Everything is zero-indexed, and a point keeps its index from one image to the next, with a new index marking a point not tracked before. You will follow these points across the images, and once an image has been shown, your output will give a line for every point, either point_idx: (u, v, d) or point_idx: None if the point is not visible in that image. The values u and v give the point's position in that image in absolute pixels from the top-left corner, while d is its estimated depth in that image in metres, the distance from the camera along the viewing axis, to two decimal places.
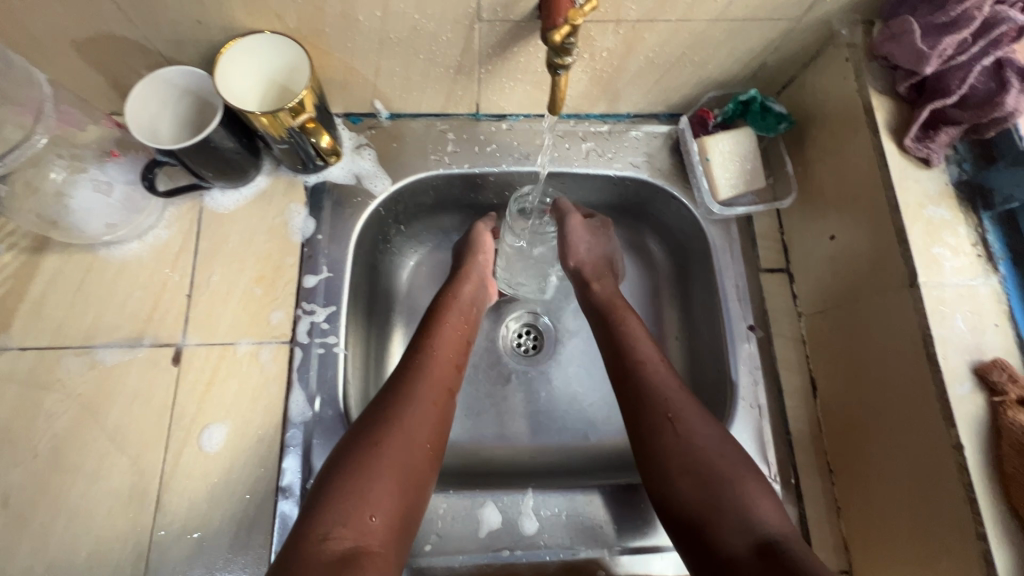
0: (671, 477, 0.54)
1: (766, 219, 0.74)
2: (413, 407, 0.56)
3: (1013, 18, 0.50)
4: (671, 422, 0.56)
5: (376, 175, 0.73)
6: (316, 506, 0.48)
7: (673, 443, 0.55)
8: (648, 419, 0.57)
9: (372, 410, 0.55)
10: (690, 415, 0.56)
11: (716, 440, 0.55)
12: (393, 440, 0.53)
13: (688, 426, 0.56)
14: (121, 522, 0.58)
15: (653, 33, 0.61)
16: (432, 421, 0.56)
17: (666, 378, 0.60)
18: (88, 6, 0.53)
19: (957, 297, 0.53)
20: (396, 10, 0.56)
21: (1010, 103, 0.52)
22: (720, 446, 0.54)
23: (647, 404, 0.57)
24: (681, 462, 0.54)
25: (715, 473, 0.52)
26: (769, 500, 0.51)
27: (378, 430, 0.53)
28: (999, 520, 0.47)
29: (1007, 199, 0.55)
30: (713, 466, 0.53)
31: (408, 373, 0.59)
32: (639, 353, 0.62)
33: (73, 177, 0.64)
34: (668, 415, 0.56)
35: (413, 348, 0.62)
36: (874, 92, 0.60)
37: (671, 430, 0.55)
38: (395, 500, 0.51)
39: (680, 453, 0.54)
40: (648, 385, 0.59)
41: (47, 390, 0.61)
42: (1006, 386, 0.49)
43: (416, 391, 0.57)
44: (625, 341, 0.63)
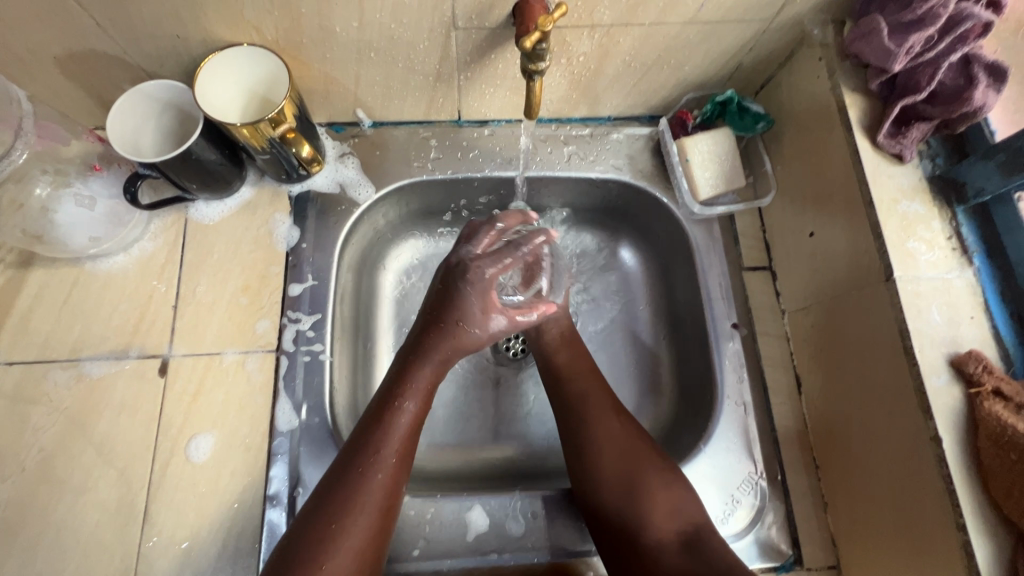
0: (596, 475, 0.58)
1: (748, 218, 0.75)
2: (376, 471, 0.52)
3: (978, 14, 0.51)
4: (588, 423, 0.60)
5: (360, 183, 0.73)
6: None
7: (596, 443, 0.59)
8: (574, 429, 0.61)
9: (318, 508, 0.50)
10: (604, 420, 0.60)
11: (632, 437, 0.60)
12: (338, 537, 0.49)
13: (604, 431, 0.60)
14: (110, 533, 0.58)
15: (628, 37, 0.61)
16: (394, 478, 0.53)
17: (575, 368, 0.65)
18: (68, 23, 0.54)
19: (932, 290, 0.54)
20: (372, 20, 0.57)
21: (977, 98, 0.53)
22: (637, 444, 0.59)
23: (569, 406, 0.62)
24: (606, 459, 0.58)
25: (637, 469, 0.57)
26: (683, 485, 0.57)
27: (322, 529, 0.49)
28: (977, 511, 0.48)
29: (979, 191, 0.55)
30: (632, 461, 0.58)
31: (371, 428, 0.54)
32: (557, 361, 0.65)
33: (57, 193, 0.64)
34: (585, 417, 0.61)
35: (383, 396, 0.56)
36: (846, 90, 0.60)
37: (591, 431, 0.60)
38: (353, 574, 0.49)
39: (602, 450, 0.59)
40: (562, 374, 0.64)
41: (34, 404, 0.62)
42: (981, 378, 0.49)
43: (379, 452, 0.53)
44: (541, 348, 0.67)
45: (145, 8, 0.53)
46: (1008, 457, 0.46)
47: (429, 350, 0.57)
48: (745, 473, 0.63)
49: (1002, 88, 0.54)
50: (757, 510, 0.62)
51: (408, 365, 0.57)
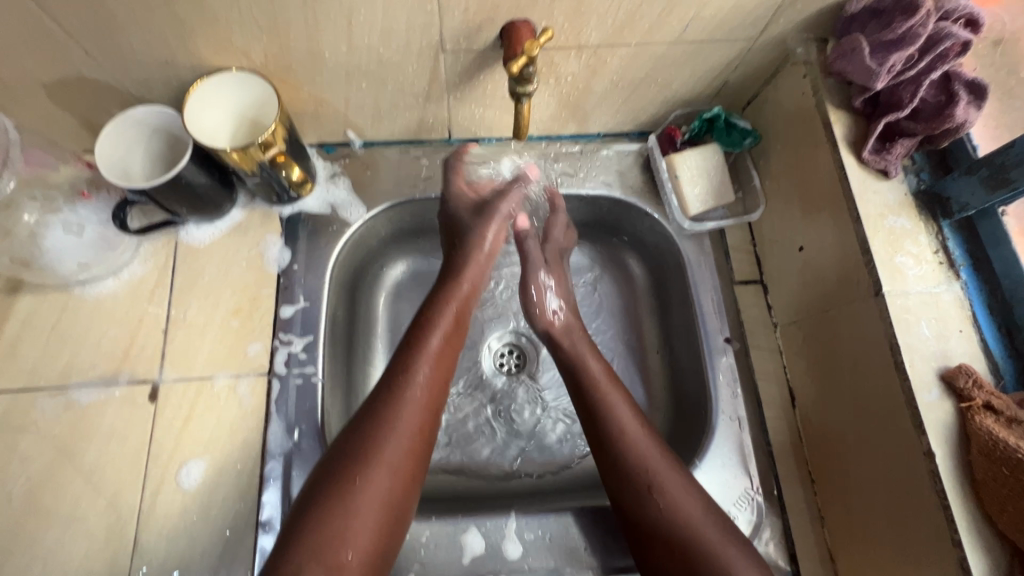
0: (656, 543, 0.53)
1: (738, 232, 0.75)
2: (393, 433, 0.52)
3: (956, 34, 0.52)
4: (649, 488, 0.54)
5: (351, 203, 0.73)
6: (292, 539, 0.46)
7: (653, 511, 0.53)
8: (629, 490, 0.55)
9: (348, 440, 0.52)
10: (668, 479, 0.54)
11: (695, 503, 0.53)
12: (371, 474, 0.49)
13: (670, 496, 0.54)
14: (98, 563, 0.57)
15: (615, 57, 0.62)
16: (416, 442, 0.53)
17: (629, 418, 0.59)
18: (56, 50, 0.54)
19: (921, 304, 0.54)
20: (361, 44, 0.57)
21: (959, 115, 0.54)
22: (698, 513, 0.53)
23: (614, 450, 0.57)
24: (665, 530, 0.52)
25: (698, 540, 0.51)
26: (753, 568, 0.50)
27: (356, 463, 0.50)
28: (972, 525, 0.48)
29: (963, 207, 0.55)
30: (691, 529, 0.52)
31: (385, 400, 0.54)
32: (619, 422, 0.58)
33: (45, 218, 0.65)
34: (647, 483, 0.54)
35: (395, 368, 0.57)
36: (831, 107, 0.61)
37: (653, 501, 0.54)
38: (373, 533, 0.48)
39: (660, 518, 0.53)
40: (611, 423, 0.58)
41: (21, 433, 0.61)
42: (972, 392, 0.50)
43: (395, 420, 0.53)
44: (603, 415, 0.59)
45: (133, 34, 0.53)
46: (1001, 471, 0.46)
47: (433, 325, 0.61)
48: (743, 489, 0.63)
49: (983, 104, 0.54)
50: (755, 527, 0.61)
51: (419, 343, 0.59)
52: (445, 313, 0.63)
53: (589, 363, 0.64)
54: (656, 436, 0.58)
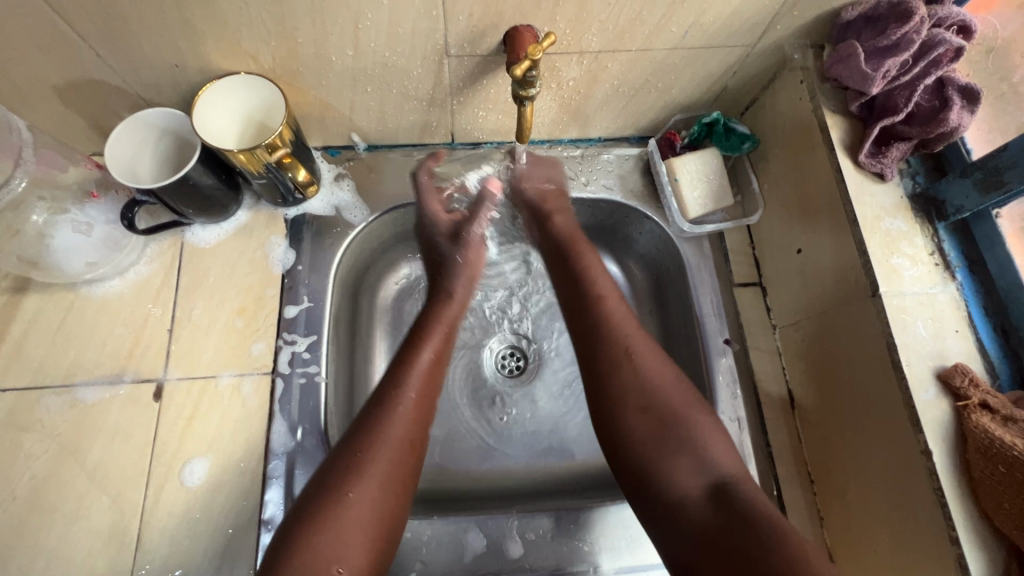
0: (628, 411, 0.55)
1: (737, 235, 0.76)
2: (383, 446, 0.52)
3: (949, 41, 0.53)
4: (631, 358, 0.57)
5: (355, 205, 0.74)
6: (280, 558, 0.46)
7: (630, 377, 0.56)
8: (605, 362, 0.57)
9: (340, 453, 0.52)
10: (645, 353, 0.57)
11: (674, 379, 0.56)
12: (362, 490, 0.49)
13: (647, 363, 0.56)
14: (101, 559, 0.58)
15: (615, 63, 0.63)
16: (404, 451, 0.53)
17: (623, 316, 0.61)
18: (67, 52, 0.55)
19: (918, 305, 0.55)
20: (367, 49, 0.58)
21: (953, 119, 0.55)
22: (675, 384, 0.56)
23: (605, 342, 0.58)
24: (639, 399, 0.55)
25: (671, 408, 0.54)
26: (721, 442, 0.53)
27: (346, 477, 0.50)
28: (969, 523, 0.48)
29: (959, 209, 0.57)
30: (670, 406, 0.54)
31: (375, 413, 0.54)
32: (625, 336, 0.59)
33: (54, 219, 0.63)
34: (626, 353, 0.57)
35: (385, 383, 0.57)
36: (828, 111, 0.62)
37: (628, 367, 0.56)
38: (365, 548, 0.48)
39: (638, 387, 0.55)
40: (608, 324, 0.60)
41: (25, 431, 0.61)
42: (969, 391, 0.50)
43: (383, 433, 0.53)
44: (608, 333, 0.59)
45: (144, 38, 0.54)
46: (997, 469, 0.46)
47: (422, 338, 0.62)
48: None
49: (976, 109, 0.55)
50: None
51: (408, 357, 0.60)
52: (435, 331, 0.63)
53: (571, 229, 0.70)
54: (631, 312, 0.62)
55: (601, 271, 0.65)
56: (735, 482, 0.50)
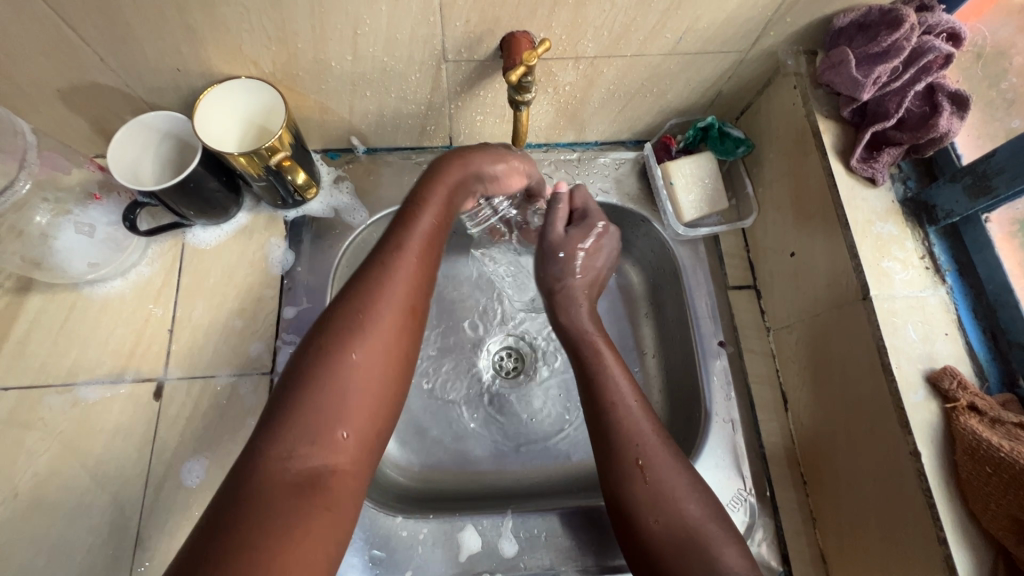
0: (641, 521, 0.51)
1: (732, 238, 0.77)
2: (382, 308, 0.48)
3: (939, 48, 0.54)
4: (643, 469, 0.53)
5: (354, 208, 0.75)
6: (273, 424, 0.42)
7: (642, 488, 0.52)
8: (616, 464, 0.54)
9: (333, 311, 0.47)
10: (659, 459, 0.53)
11: (687, 489, 0.52)
12: (364, 344, 0.45)
13: (659, 467, 0.53)
14: (101, 556, 0.58)
15: (611, 67, 0.64)
16: (405, 315, 0.49)
17: (638, 418, 0.56)
18: (71, 57, 0.56)
19: (908, 308, 0.56)
20: (365, 54, 0.59)
21: (943, 124, 0.56)
22: (688, 493, 0.52)
23: (615, 449, 0.54)
24: (652, 510, 0.51)
25: (688, 520, 0.50)
26: (737, 549, 0.49)
27: (343, 336, 0.45)
28: (958, 524, 0.49)
29: (948, 213, 0.57)
30: (685, 523, 0.50)
31: (377, 260, 0.51)
32: (639, 444, 0.54)
33: (57, 220, 0.64)
34: (638, 460, 0.53)
35: (385, 245, 0.52)
36: (820, 117, 0.63)
37: (642, 477, 0.52)
38: (370, 414, 0.45)
39: (651, 501, 0.51)
40: (620, 426, 0.55)
41: (27, 429, 0.62)
42: (957, 393, 0.51)
43: (384, 293, 0.48)
44: (620, 438, 0.55)
45: (147, 43, 0.55)
46: (984, 470, 0.47)
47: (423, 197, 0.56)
48: (735, 489, 0.64)
49: (965, 115, 0.56)
50: (748, 528, 0.62)
51: (409, 217, 0.54)
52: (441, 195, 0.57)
53: (585, 322, 0.64)
54: (652, 416, 0.57)
55: (622, 371, 0.60)
56: None
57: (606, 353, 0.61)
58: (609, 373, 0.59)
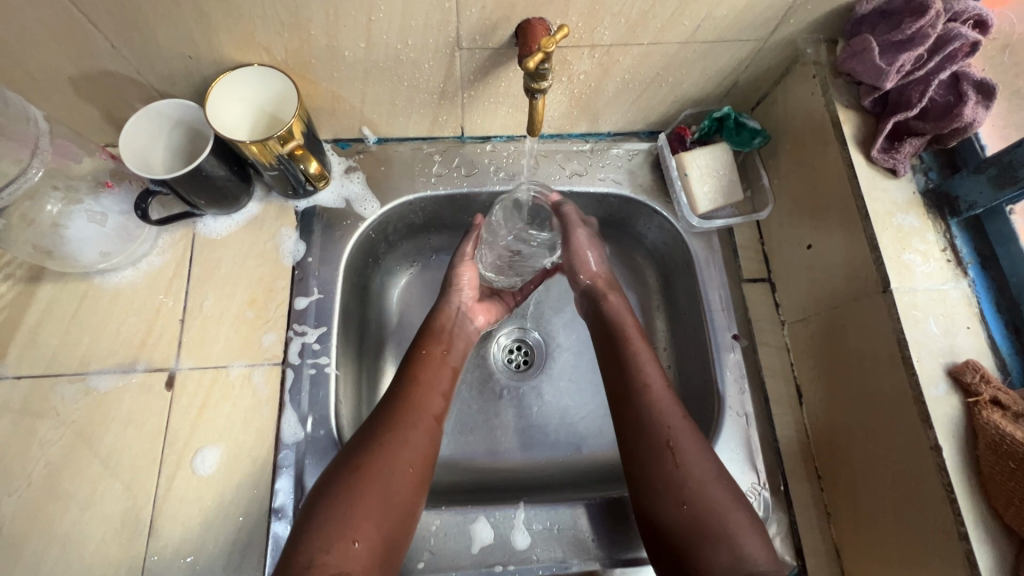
0: (666, 502, 0.53)
1: (746, 230, 0.76)
2: (395, 432, 0.56)
3: (966, 35, 0.52)
4: (674, 452, 0.55)
5: (365, 198, 0.75)
6: (302, 532, 0.49)
7: (674, 470, 0.54)
8: (648, 444, 0.56)
9: (358, 437, 0.56)
10: (689, 444, 0.55)
11: (713, 475, 0.54)
12: (378, 463, 0.53)
13: (689, 455, 0.55)
14: (114, 546, 0.58)
15: (627, 56, 0.63)
16: (417, 441, 0.56)
17: (669, 405, 0.58)
18: (81, 42, 0.55)
19: (929, 302, 0.55)
20: (379, 41, 0.58)
21: (967, 114, 0.55)
22: (713, 478, 0.54)
23: (650, 431, 0.56)
24: (682, 492, 0.53)
25: (713, 503, 0.52)
26: (755, 536, 0.52)
27: (361, 455, 0.53)
28: (979, 519, 0.48)
29: (971, 205, 0.56)
30: (710, 505, 0.52)
31: (401, 393, 0.60)
32: (670, 427, 0.56)
33: (68, 210, 0.64)
34: (670, 445, 0.55)
35: (400, 378, 0.62)
36: (840, 107, 0.62)
37: (673, 460, 0.55)
38: (379, 523, 0.50)
39: (679, 483, 0.54)
40: (652, 413, 0.57)
41: (41, 418, 0.62)
42: (979, 387, 0.50)
43: (398, 417, 0.57)
44: (653, 421, 0.57)
45: (158, 29, 0.55)
46: (1007, 466, 0.46)
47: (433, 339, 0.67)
48: (749, 483, 0.63)
49: (991, 104, 0.55)
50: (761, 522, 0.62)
51: (419, 356, 0.65)
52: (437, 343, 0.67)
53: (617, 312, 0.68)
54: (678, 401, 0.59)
55: (645, 349, 0.63)
56: None
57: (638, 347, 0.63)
58: (638, 359, 0.62)
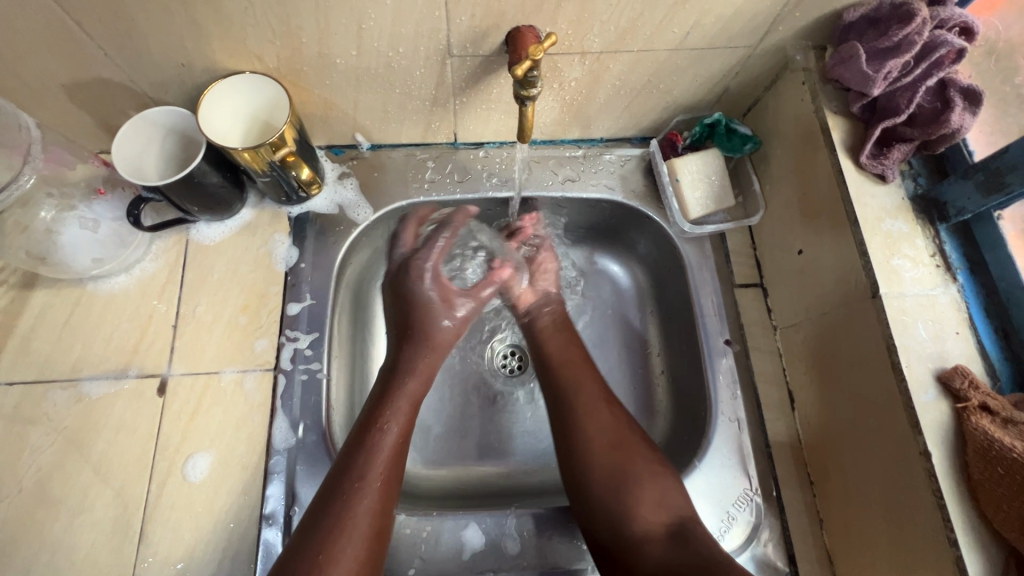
0: (587, 465, 0.59)
1: (738, 236, 0.76)
2: (366, 478, 0.54)
3: (951, 42, 0.53)
4: (584, 415, 0.61)
5: (358, 204, 0.75)
6: None
7: (584, 433, 0.60)
8: (566, 419, 0.62)
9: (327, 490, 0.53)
10: (599, 410, 0.62)
11: (624, 432, 0.60)
12: (352, 515, 0.51)
13: (600, 419, 0.61)
14: (104, 552, 0.58)
15: (617, 63, 0.64)
16: (386, 481, 0.55)
17: (582, 376, 0.65)
18: (75, 51, 0.56)
19: (918, 307, 0.55)
20: (370, 49, 0.59)
21: (955, 120, 0.55)
22: (627, 435, 0.60)
23: (565, 404, 0.63)
24: (598, 452, 0.59)
25: (628, 457, 0.59)
26: (667, 480, 0.58)
27: (333, 509, 0.52)
28: (969, 525, 0.48)
29: (960, 210, 0.57)
30: (623, 458, 0.58)
31: (366, 433, 0.57)
32: (578, 395, 0.63)
33: (62, 216, 0.64)
34: (579, 412, 0.62)
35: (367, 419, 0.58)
36: (829, 113, 0.63)
37: (583, 425, 0.61)
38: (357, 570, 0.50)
39: (592, 445, 0.59)
40: (569, 387, 0.64)
41: (32, 424, 0.62)
42: (968, 393, 0.50)
43: (366, 462, 0.55)
44: (568, 394, 0.63)
45: (152, 38, 0.55)
46: (996, 471, 0.46)
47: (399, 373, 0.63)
48: (741, 489, 0.63)
49: (978, 111, 0.55)
50: (752, 528, 0.62)
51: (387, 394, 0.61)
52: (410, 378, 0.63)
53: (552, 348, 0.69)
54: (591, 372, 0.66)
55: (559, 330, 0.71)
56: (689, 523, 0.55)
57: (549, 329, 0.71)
58: (553, 340, 0.69)
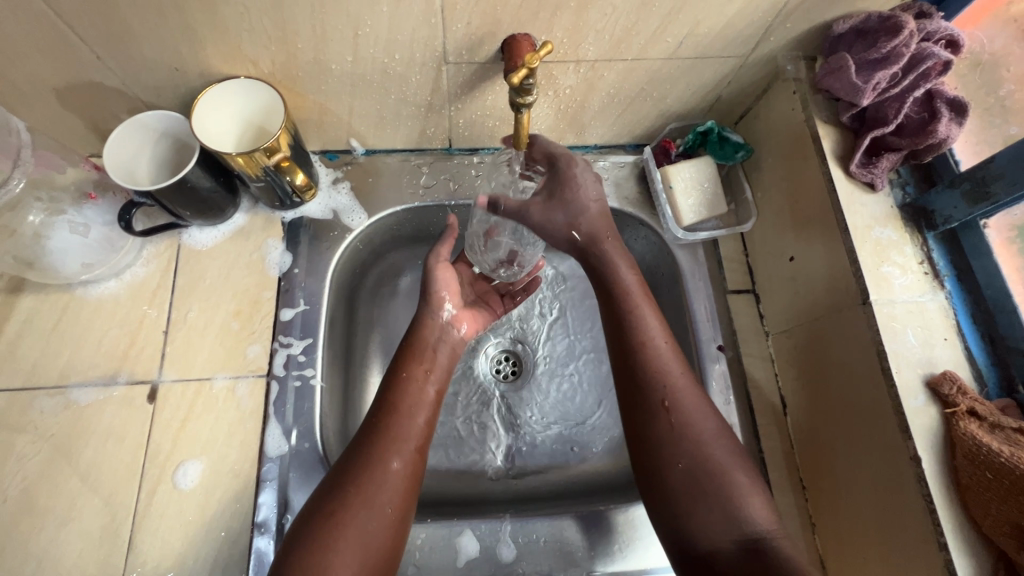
0: (664, 462, 0.53)
1: (731, 243, 0.77)
2: (383, 467, 0.52)
3: (938, 54, 0.54)
4: (668, 410, 0.54)
5: (353, 209, 0.75)
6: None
7: (667, 428, 0.54)
8: (640, 410, 0.55)
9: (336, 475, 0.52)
10: (687, 403, 0.55)
11: (714, 433, 0.54)
12: (358, 511, 0.50)
13: (687, 415, 0.54)
14: (91, 562, 0.57)
15: (611, 71, 0.64)
16: (403, 476, 0.53)
17: (666, 361, 0.57)
18: (68, 55, 0.55)
19: (907, 313, 0.56)
20: (366, 55, 0.59)
21: (942, 131, 0.56)
22: (713, 438, 0.53)
23: (643, 387, 0.56)
24: (678, 451, 0.53)
25: (714, 464, 0.52)
26: (759, 497, 0.52)
27: (340, 498, 0.50)
28: (958, 529, 0.49)
29: (947, 219, 0.58)
30: (708, 460, 0.52)
31: (383, 419, 0.56)
32: (667, 386, 0.55)
33: (50, 220, 0.63)
34: (664, 402, 0.54)
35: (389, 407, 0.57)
36: (819, 122, 0.64)
37: (666, 418, 0.54)
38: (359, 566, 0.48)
39: (673, 442, 0.53)
40: (648, 370, 0.56)
41: (18, 433, 0.61)
42: (957, 398, 0.51)
43: (385, 453, 0.53)
44: (649, 380, 0.56)
45: (145, 43, 0.55)
46: (985, 476, 0.47)
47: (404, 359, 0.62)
48: None
49: (964, 121, 0.57)
50: None
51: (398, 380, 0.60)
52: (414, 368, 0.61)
53: (618, 273, 0.61)
54: (679, 358, 0.58)
55: (644, 297, 0.60)
56: (773, 543, 0.49)
57: (632, 284, 0.61)
58: (640, 318, 0.59)
